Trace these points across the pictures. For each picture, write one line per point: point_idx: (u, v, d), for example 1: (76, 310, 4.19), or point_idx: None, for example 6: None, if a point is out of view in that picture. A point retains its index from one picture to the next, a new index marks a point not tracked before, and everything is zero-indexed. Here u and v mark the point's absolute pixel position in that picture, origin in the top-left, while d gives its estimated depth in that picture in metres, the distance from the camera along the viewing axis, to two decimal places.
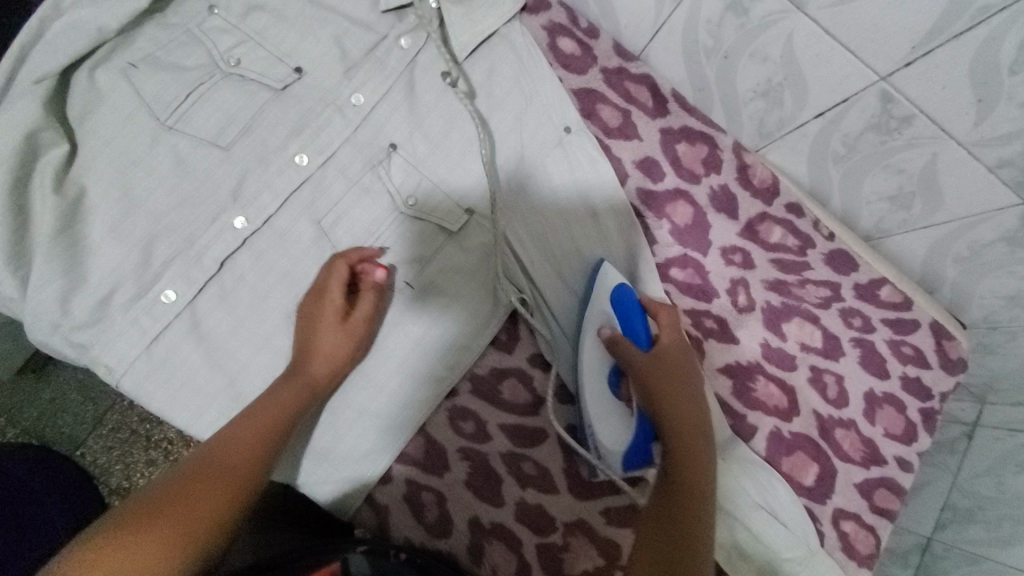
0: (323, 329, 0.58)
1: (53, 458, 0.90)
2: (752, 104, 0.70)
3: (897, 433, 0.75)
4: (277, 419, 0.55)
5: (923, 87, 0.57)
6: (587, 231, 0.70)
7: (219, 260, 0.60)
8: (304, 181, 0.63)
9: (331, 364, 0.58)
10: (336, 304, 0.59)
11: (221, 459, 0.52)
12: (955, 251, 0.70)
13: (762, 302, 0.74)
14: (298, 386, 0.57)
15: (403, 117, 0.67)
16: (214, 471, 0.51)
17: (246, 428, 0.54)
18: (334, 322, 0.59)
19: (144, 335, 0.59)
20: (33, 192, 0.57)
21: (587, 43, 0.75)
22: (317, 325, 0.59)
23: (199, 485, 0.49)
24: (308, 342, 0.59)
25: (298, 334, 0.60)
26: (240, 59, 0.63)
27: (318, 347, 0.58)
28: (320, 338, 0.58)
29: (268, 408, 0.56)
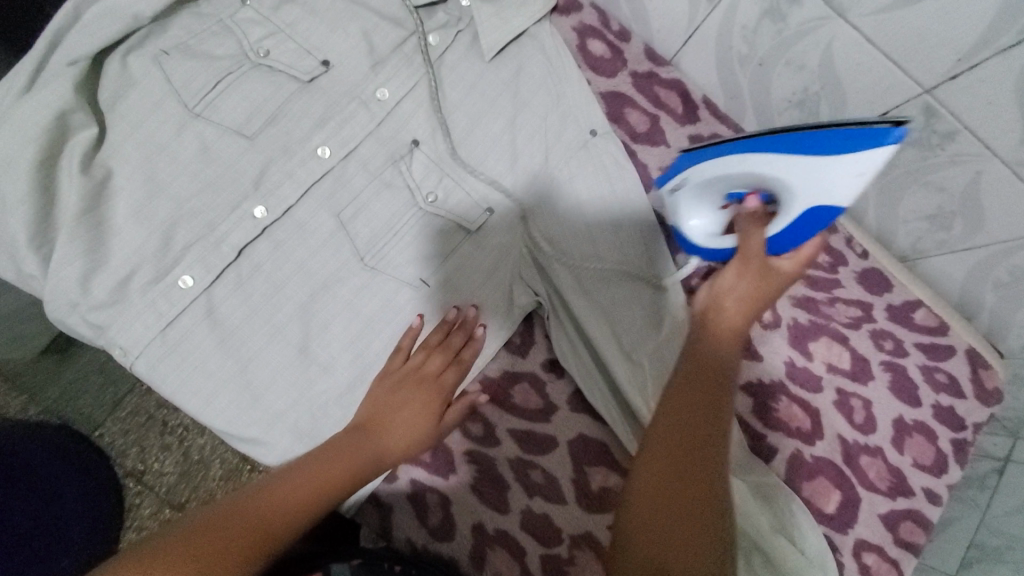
0: (412, 414, 0.58)
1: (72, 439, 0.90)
2: (786, 114, 0.68)
3: (926, 464, 0.71)
4: (341, 478, 0.53)
5: (968, 102, 0.54)
6: (608, 235, 0.68)
7: (237, 248, 0.61)
8: (325, 174, 0.63)
9: (404, 457, 0.57)
10: (435, 400, 0.59)
11: (263, 504, 0.49)
12: (995, 277, 0.67)
13: (789, 319, 0.72)
14: (372, 457, 0.55)
15: (426, 113, 0.66)
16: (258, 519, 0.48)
17: (303, 481, 0.51)
18: (422, 415, 0.59)
19: (160, 318, 0.59)
20: (63, 172, 0.58)
21: (618, 46, 0.74)
22: (405, 407, 0.58)
23: (231, 532, 0.46)
24: (388, 417, 0.57)
25: (384, 396, 0.59)
26: (269, 50, 0.63)
27: (399, 425, 0.58)
28: (401, 421, 0.58)
29: (331, 466, 0.53)
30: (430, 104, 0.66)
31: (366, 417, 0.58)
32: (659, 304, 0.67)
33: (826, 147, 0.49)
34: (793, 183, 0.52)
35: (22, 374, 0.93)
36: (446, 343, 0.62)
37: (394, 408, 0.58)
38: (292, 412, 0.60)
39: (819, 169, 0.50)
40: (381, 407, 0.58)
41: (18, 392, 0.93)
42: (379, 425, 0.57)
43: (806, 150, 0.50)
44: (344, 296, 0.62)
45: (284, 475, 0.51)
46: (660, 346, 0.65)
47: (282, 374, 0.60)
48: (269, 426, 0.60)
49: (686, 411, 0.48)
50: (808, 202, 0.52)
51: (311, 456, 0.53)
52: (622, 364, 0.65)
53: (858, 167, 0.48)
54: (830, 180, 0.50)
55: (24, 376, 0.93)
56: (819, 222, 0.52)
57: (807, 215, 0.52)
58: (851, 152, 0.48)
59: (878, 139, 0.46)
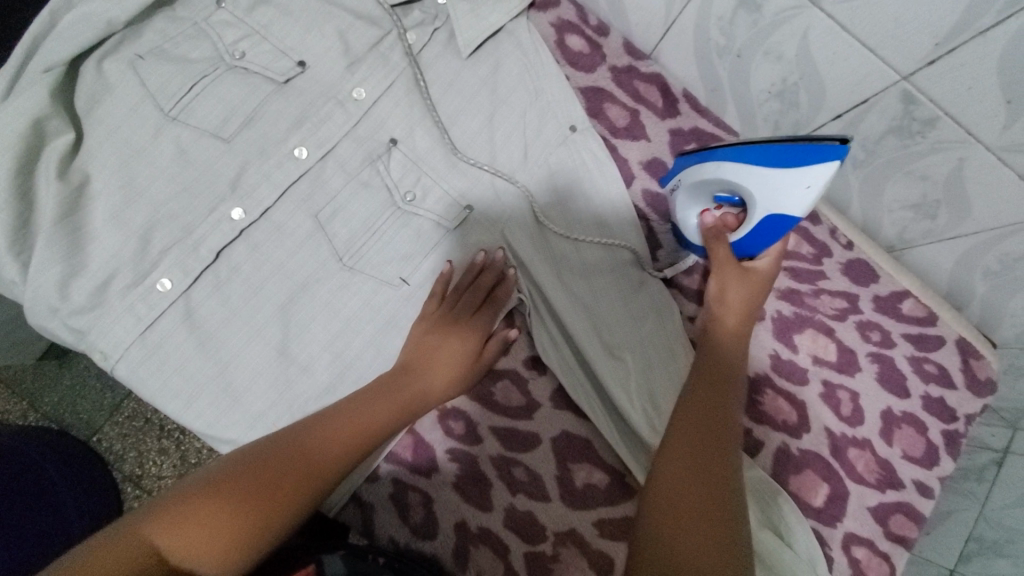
0: (450, 354, 0.61)
1: (71, 444, 0.90)
2: (766, 105, 0.67)
3: (916, 456, 0.70)
4: (386, 420, 0.56)
5: (948, 87, 0.53)
6: (589, 229, 0.68)
7: (215, 251, 0.61)
8: (302, 175, 0.63)
9: (448, 393, 0.61)
10: (471, 336, 0.63)
11: (316, 441, 0.52)
12: (984, 264, 0.66)
13: (773, 312, 0.72)
14: (411, 400, 0.58)
15: (404, 112, 0.66)
16: (311, 459, 0.51)
17: (345, 426, 0.54)
18: (461, 353, 0.62)
19: (139, 322, 0.59)
20: (40, 176, 0.59)
21: (596, 41, 0.74)
22: (444, 350, 0.61)
23: (285, 469, 0.50)
24: (429, 359, 0.61)
25: (421, 340, 0.61)
26: (245, 52, 0.63)
27: (438, 368, 0.61)
28: (441, 360, 0.61)
29: (371, 411, 0.56)
30: (422, 102, 0.66)
31: (408, 358, 0.60)
32: (641, 296, 0.68)
33: (781, 161, 0.56)
34: (754, 193, 0.58)
35: (24, 379, 0.95)
36: (478, 285, 0.63)
37: (433, 349, 0.61)
38: (272, 412, 0.60)
39: (776, 181, 0.57)
40: (421, 350, 0.61)
41: (20, 398, 0.95)
42: (421, 367, 0.60)
43: (764, 165, 0.57)
44: (323, 295, 0.63)
45: (329, 419, 0.54)
46: (642, 341, 0.66)
47: (263, 375, 0.61)
48: (249, 428, 0.60)
49: (703, 394, 0.54)
50: (767, 209, 0.58)
51: (353, 403, 0.56)
52: (606, 360, 0.64)
53: (806, 179, 0.55)
54: (784, 190, 0.56)
55: (26, 381, 0.95)
56: (780, 226, 0.58)
57: (768, 221, 0.59)
58: (800, 167, 0.55)
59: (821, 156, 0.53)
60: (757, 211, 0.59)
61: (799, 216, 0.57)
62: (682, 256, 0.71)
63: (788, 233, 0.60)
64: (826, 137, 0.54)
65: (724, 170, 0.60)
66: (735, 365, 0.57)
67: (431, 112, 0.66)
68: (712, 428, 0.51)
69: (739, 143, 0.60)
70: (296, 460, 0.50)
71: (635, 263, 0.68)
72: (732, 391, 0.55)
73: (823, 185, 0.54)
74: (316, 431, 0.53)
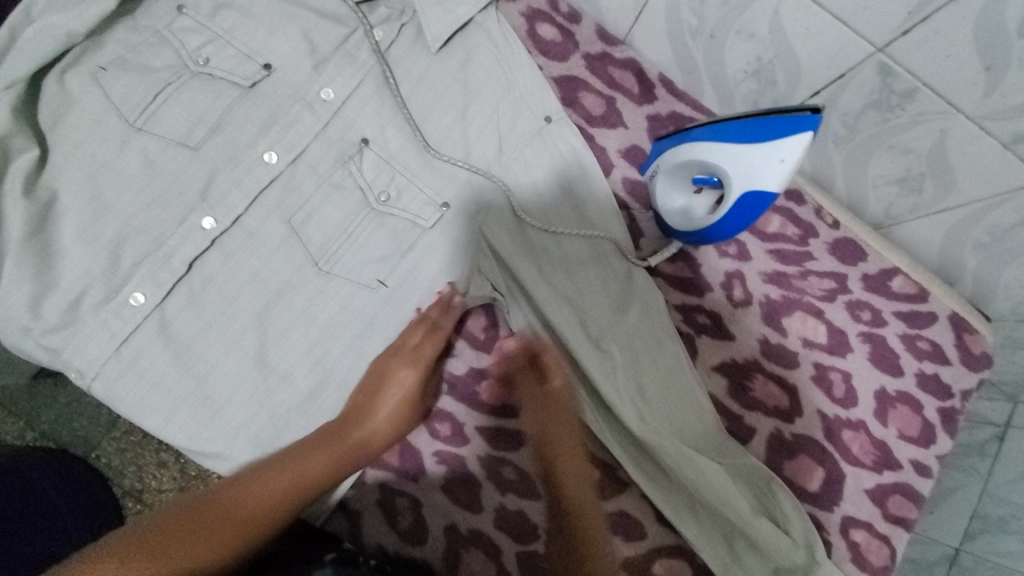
0: (392, 399, 0.61)
1: (69, 463, 0.89)
2: (744, 85, 0.66)
3: (912, 434, 0.69)
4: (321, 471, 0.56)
5: (925, 57, 0.52)
6: (569, 222, 0.67)
7: (187, 262, 0.60)
8: (273, 180, 0.62)
9: (392, 434, 0.61)
10: (412, 374, 0.61)
11: (244, 496, 0.53)
12: (973, 237, 0.65)
13: (761, 296, 0.70)
14: (351, 448, 0.58)
15: (375, 110, 0.65)
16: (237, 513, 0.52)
17: (280, 478, 0.55)
18: (407, 393, 0.61)
19: (113, 338, 0.59)
20: (4, 193, 0.58)
21: (568, 28, 0.72)
22: (386, 394, 0.60)
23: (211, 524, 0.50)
24: (373, 403, 0.60)
25: (363, 386, 0.61)
26: (208, 58, 0.62)
27: (384, 407, 0.60)
28: (382, 404, 0.60)
29: (309, 460, 0.56)
30: (392, 99, 0.65)
31: (353, 402, 0.60)
32: (625, 288, 0.67)
33: (755, 135, 0.55)
34: (729, 169, 0.57)
35: (18, 401, 0.93)
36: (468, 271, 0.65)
37: (378, 391, 0.60)
38: (253, 423, 0.60)
39: (752, 156, 0.55)
40: (363, 394, 0.60)
41: (16, 418, 0.93)
42: (361, 414, 0.59)
43: (740, 142, 0.56)
44: (300, 302, 0.62)
45: (266, 470, 0.55)
46: (628, 332, 0.65)
47: (244, 387, 0.60)
48: (231, 440, 0.60)
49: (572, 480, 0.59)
50: (745, 185, 0.57)
51: (291, 452, 0.56)
52: (592, 354, 0.63)
53: (783, 155, 0.54)
54: (762, 165, 0.55)
55: (21, 402, 0.93)
56: (759, 202, 0.57)
57: (746, 198, 0.57)
58: (775, 140, 0.54)
59: (795, 128, 0.52)
60: (734, 189, 0.58)
61: (776, 191, 0.55)
62: (666, 244, 0.70)
63: (767, 209, 0.58)
64: (799, 107, 0.53)
65: (702, 152, 0.59)
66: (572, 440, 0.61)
67: (401, 109, 0.64)
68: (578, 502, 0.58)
69: (714, 122, 0.59)
70: (224, 512, 0.52)
71: (618, 253, 0.67)
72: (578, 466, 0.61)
73: (797, 157, 0.53)
74: (252, 484, 0.54)
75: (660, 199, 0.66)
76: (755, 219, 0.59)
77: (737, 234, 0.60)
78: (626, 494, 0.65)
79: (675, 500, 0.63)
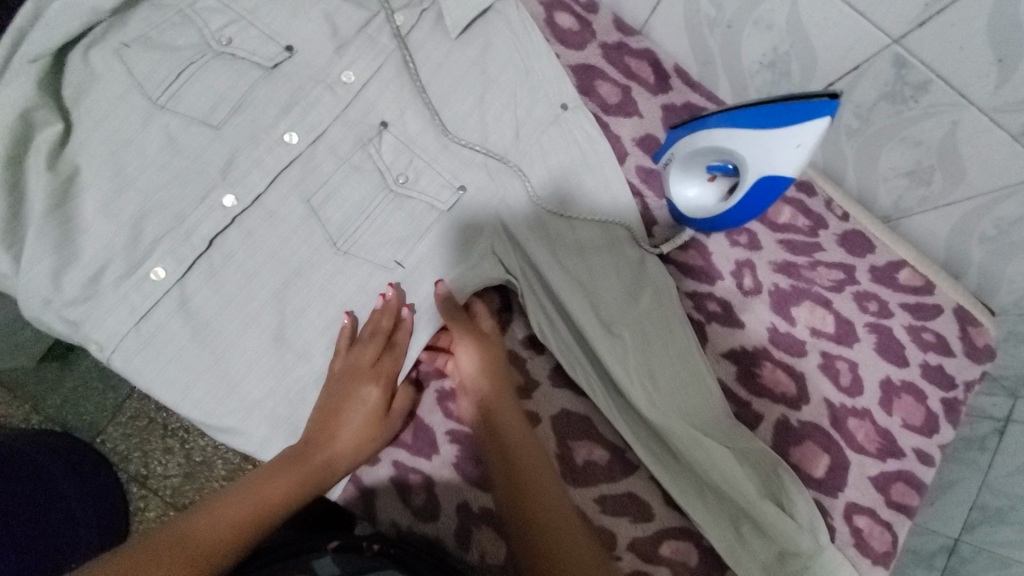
0: (357, 418, 0.60)
1: (75, 447, 0.89)
2: (759, 77, 0.67)
3: (916, 424, 0.71)
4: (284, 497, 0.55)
5: (939, 49, 0.53)
6: (582, 207, 0.67)
7: (207, 239, 0.61)
8: (293, 161, 0.63)
9: (357, 456, 0.60)
10: (375, 391, 0.61)
11: (204, 529, 0.50)
12: (980, 230, 0.66)
13: (770, 285, 0.71)
14: (316, 470, 0.57)
15: (395, 94, 0.66)
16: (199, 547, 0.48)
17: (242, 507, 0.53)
18: (371, 410, 0.61)
19: (133, 311, 0.60)
20: (30, 167, 0.59)
21: (586, 18, 0.73)
22: (349, 413, 0.59)
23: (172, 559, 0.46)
24: (335, 424, 0.59)
25: (324, 407, 0.59)
26: (231, 37, 0.62)
27: (350, 426, 0.60)
28: (348, 423, 0.59)
29: (270, 486, 0.55)
30: (412, 83, 0.66)
31: (312, 427, 0.59)
32: (638, 274, 0.68)
33: (773, 120, 0.56)
34: (746, 155, 0.59)
35: (25, 383, 0.93)
36: (482, 254, 0.66)
37: (340, 412, 0.59)
38: (270, 399, 0.61)
39: (769, 142, 0.57)
40: (326, 414, 0.59)
41: (22, 401, 0.93)
42: (326, 435, 0.58)
43: (757, 128, 0.57)
44: (318, 282, 0.63)
45: (226, 499, 0.53)
46: (639, 316, 0.66)
47: (259, 364, 0.61)
48: (246, 415, 0.61)
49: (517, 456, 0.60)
50: (761, 170, 0.58)
51: (250, 481, 0.54)
52: (604, 337, 0.64)
53: (799, 140, 0.55)
54: (779, 150, 0.56)
55: (28, 385, 0.93)
56: (775, 186, 0.58)
57: (762, 183, 0.58)
58: (792, 126, 0.55)
59: (811, 113, 0.54)
60: (751, 174, 0.59)
61: (792, 176, 0.57)
62: (678, 231, 0.71)
63: (782, 195, 0.60)
64: (816, 94, 0.54)
65: (718, 138, 0.60)
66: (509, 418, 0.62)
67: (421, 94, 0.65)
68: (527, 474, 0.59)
69: (730, 109, 0.60)
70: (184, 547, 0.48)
71: (630, 239, 0.68)
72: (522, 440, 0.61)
73: (814, 143, 0.54)
74: (210, 515, 0.51)
75: (676, 184, 0.67)
76: (769, 205, 0.61)
77: (753, 219, 0.62)
78: (636, 476, 0.65)
79: (682, 483, 0.64)
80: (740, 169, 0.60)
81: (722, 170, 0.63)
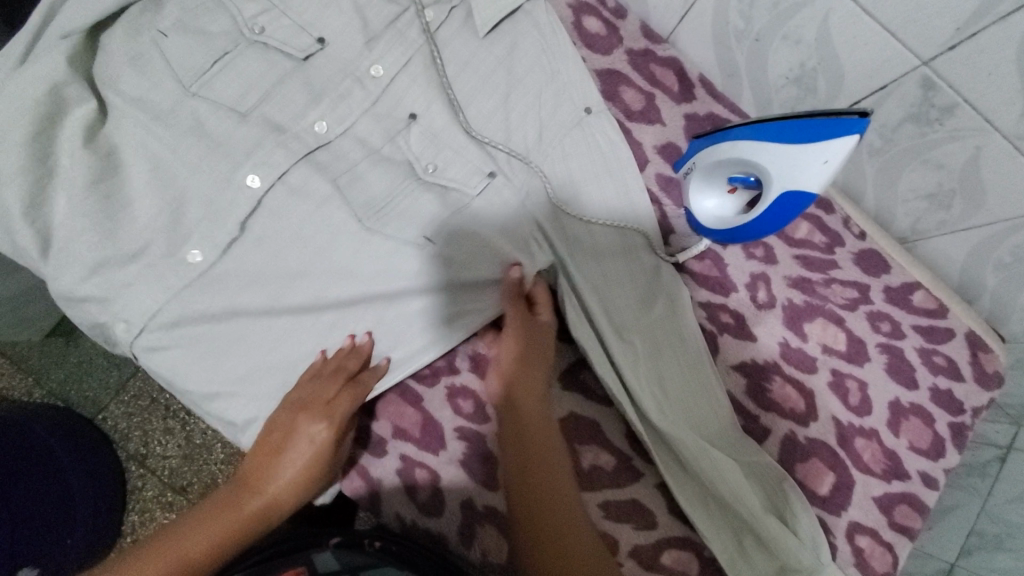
0: (298, 460, 0.58)
1: (79, 423, 0.89)
2: (784, 91, 0.67)
3: (922, 447, 0.70)
4: (209, 549, 0.54)
5: (968, 74, 0.53)
6: (599, 208, 0.67)
7: (241, 223, 0.60)
8: (321, 147, 0.64)
9: (296, 500, 0.58)
10: (323, 432, 0.58)
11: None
12: (996, 256, 0.66)
13: (784, 300, 0.71)
14: (248, 516, 0.56)
15: (422, 88, 0.66)
16: None
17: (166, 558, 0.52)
18: (316, 451, 0.58)
19: (167, 292, 0.60)
20: (66, 143, 0.60)
21: (613, 24, 0.74)
22: (293, 455, 0.57)
23: None
24: (274, 465, 0.57)
25: (263, 449, 0.58)
26: (264, 26, 0.63)
27: (291, 468, 0.57)
28: (287, 466, 0.57)
29: (197, 536, 0.55)
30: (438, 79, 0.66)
31: (249, 470, 0.58)
32: (652, 281, 0.68)
33: (800, 135, 0.56)
34: (770, 169, 0.59)
35: (29, 357, 0.93)
36: (516, 243, 0.66)
37: (281, 452, 0.57)
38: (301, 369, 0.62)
39: (795, 157, 0.57)
40: (265, 456, 0.57)
41: (25, 374, 0.93)
42: (262, 478, 0.57)
43: (783, 142, 0.58)
44: (347, 260, 0.62)
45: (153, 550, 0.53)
46: (650, 324, 0.66)
47: (281, 340, 0.61)
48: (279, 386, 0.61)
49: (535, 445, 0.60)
50: (785, 184, 0.58)
51: (181, 529, 0.55)
52: (617, 343, 0.64)
53: (829, 158, 0.55)
54: (806, 166, 0.57)
55: (32, 358, 0.93)
56: (800, 201, 0.58)
57: (785, 198, 0.59)
58: (820, 142, 0.55)
59: (840, 131, 0.54)
60: (775, 188, 0.59)
61: (815, 192, 0.57)
62: (695, 240, 0.71)
63: (804, 210, 0.60)
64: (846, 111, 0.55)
65: (745, 151, 0.60)
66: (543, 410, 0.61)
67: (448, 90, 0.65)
68: (547, 465, 0.59)
69: (759, 122, 0.60)
70: None
71: (647, 246, 0.68)
72: (547, 436, 0.60)
73: (841, 160, 0.55)
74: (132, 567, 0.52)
75: (696, 194, 0.67)
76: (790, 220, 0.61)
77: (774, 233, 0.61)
78: (640, 483, 0.65)
79: (688, 493, 0.64)
80: (763, 183, 0.60)
81: (747, 183, 0.63)
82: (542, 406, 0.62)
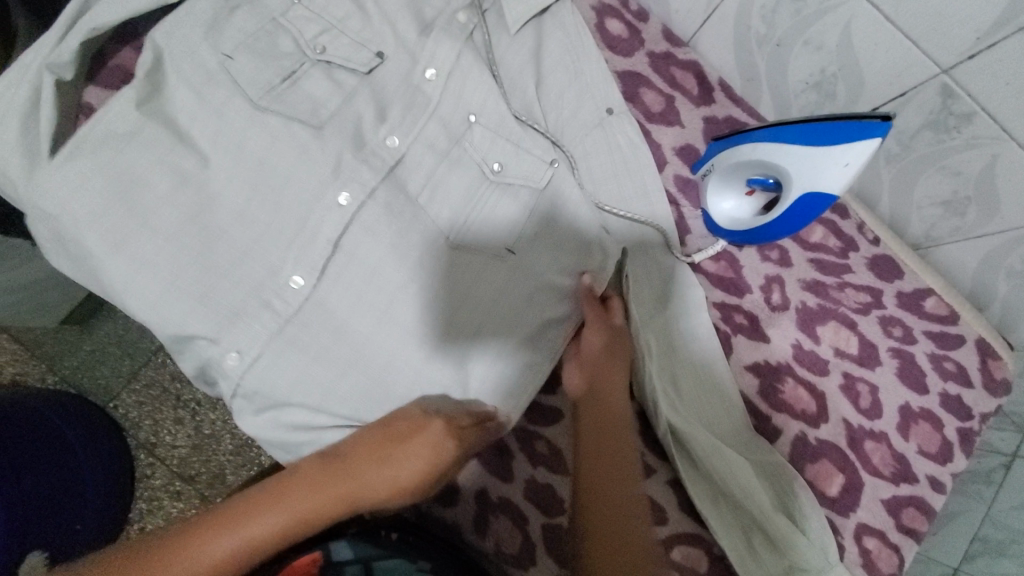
0: (408, 470, 0.52)
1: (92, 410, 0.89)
2: (803, 96, 0.68)
3: (932, 451, 0.71)
4: (290, 529, 0.50)
5: (986, 82, 0.54)
6: (614, 201, 0.69)
7: (332, 241, 0.57)
8: (397, 163, 0.60)
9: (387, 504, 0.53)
10: (448, 448, 0.53)
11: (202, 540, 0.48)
12: (1008, 264, 0.68)
13: (797, 302, 0.72)
14: (340, 504, 0.51)
15: (479, 79, 0.62)
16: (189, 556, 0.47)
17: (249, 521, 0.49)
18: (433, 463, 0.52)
19: (277, 317, 0.56)
20: (140, 164, 0.55)
21: (635, 26, 0.74)
22: (408, 455, 0.52)
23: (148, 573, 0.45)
24: (383, 465, 0.52)
25: (377, 446, 0.52)
26: (325, 46, 0.59)
27: (398, 473, 0.52)
28: (398, 471, 0.52)
29: (284, 506, 0.50)
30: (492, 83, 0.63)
31: (355, 454, 0.52)
32: (668, 282, 0.69)
33: (822, 138, 0.58)
34: (791, 172, 0.60)
35: (44, 343, 0.94)
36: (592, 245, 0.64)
37: (393, 454, 0.52)
38: (390, 372, 0.58)
39: (816, 160, 0.58)
40: (376, 455, 0.52)
41: (39, 360, 0.94)
42: (366, 471, 0.52)
43: (806, 145, 0.59)
44: (444, 264, 0.59)
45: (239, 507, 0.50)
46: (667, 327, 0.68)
47: (368, 361, 0.58)
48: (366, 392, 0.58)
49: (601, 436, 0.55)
50: (806, 186, 0.60)
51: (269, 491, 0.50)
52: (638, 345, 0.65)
53: (858, 155, 0.56)
54: (829, 166, 0.58)
55: (46, 345, 0.94)
56: (820, 201, 0.60)
57: (805, 199, 0.60)
58: (843, 144, 0.56)
59: (863, 133, 0.55)
60: (795, 190, 0.60)
61: (835, 194, 0.59)
62: (710, 241, 0.72)
63: (822, 211, 0.62)
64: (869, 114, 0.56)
65: (765, 152, 0.61)
66: (617, 401, 0.58)
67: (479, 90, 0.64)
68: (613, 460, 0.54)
69: (780, 125, 0.61)
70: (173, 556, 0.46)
71: (664, 247, 0.69)
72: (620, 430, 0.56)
73: (862, 163, 0.56)
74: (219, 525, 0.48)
75: (715, 194, 0.69)
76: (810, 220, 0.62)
77: (793, 233, 0.63)
78: (651, 479, 0.66)
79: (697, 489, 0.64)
80: (784, 184, 0.62)
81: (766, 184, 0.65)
82: (619, 396, 0.58)
